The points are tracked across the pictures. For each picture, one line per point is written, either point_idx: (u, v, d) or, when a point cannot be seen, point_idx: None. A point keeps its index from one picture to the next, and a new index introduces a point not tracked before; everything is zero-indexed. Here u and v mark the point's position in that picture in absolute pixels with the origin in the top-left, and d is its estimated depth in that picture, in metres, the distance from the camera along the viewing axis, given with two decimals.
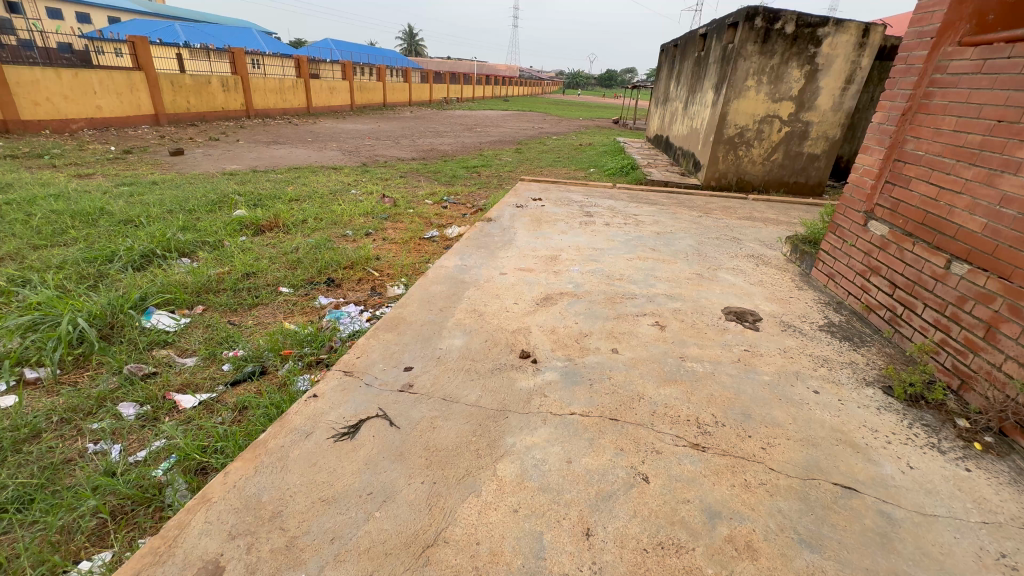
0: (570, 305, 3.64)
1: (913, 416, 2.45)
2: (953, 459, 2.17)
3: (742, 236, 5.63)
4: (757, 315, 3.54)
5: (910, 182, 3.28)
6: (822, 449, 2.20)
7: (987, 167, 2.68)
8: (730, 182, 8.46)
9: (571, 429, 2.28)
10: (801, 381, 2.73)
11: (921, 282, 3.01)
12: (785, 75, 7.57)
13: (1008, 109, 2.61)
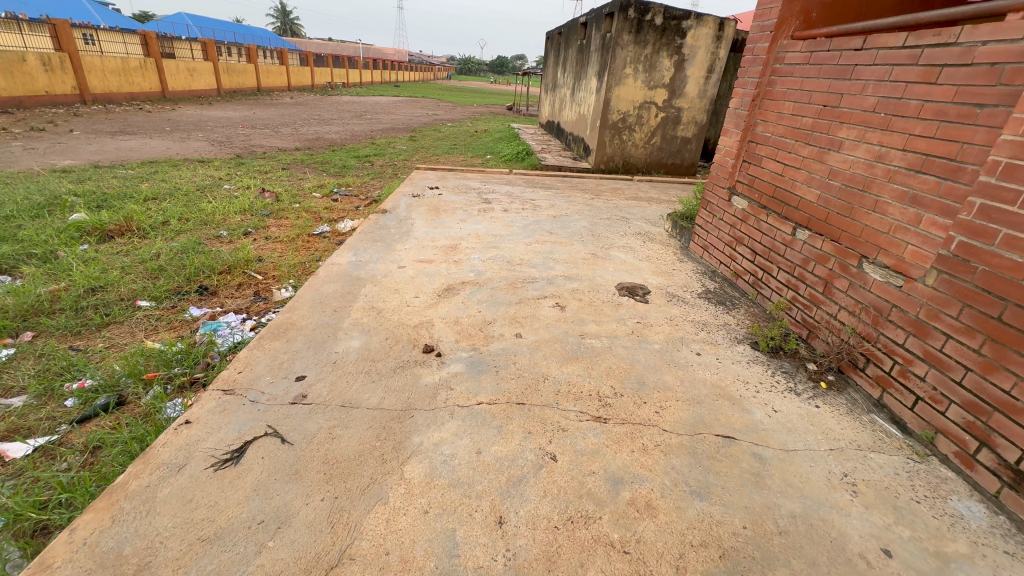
0: (473, 294, 3.61)
1: (774, 365, 2.81)
2: (806, 399, 2.53)
3: (630, 215, 6.03)
4: (646, 288, 3.80)
5: (761, 160, 3.71)
6: (706, 405, 2.44)
7: (818, 146, 3.11)
8: (617, 165, 8.98)
9: (478, 419, 2.26)
10: (685, 345, 3.00)
11: (775, 248, 3.44)
12: (657, 64, 8.16)
13: (830, 95, 3.04)
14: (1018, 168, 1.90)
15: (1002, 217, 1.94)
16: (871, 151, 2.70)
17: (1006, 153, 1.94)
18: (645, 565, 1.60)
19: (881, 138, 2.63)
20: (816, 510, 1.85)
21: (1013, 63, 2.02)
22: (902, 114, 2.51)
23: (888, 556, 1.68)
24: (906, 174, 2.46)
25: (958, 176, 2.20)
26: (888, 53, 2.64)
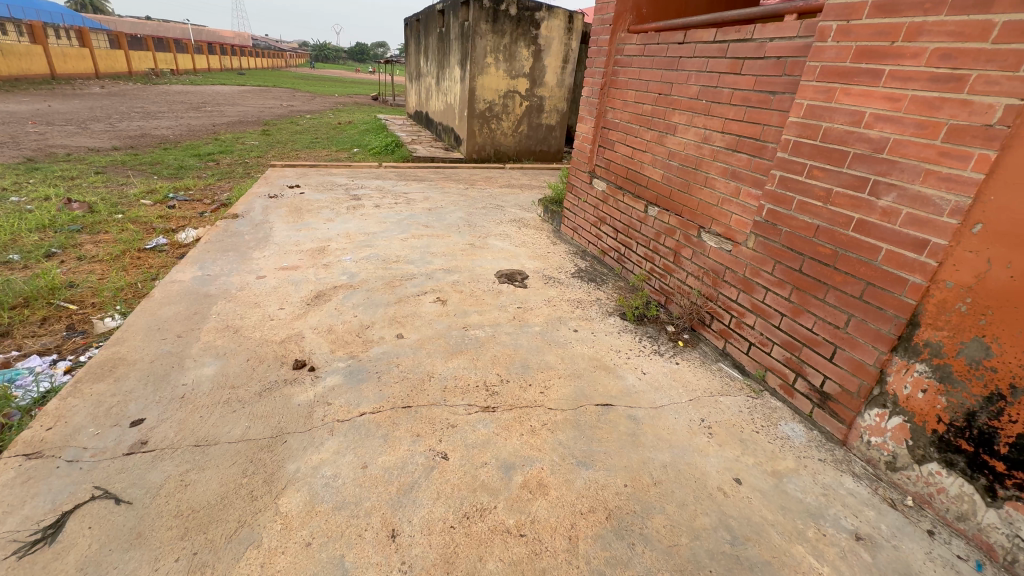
0: (347, 298, 3.37)
1: (641, 332, 3.10)
2: (668, 358, 2.83)
3: (504, 203, 6.14)
4: (524, 273, 3.91)
5: (614, 145, 4.02)
6: (585, 377, 2.60)
7: (658, 130, 3.45)
8: (489, 154, 9.09)
9: (362, 431, 2.13)
10: (563, 324, 3.15)
11: (632, 225, 3.77)
12: (516, 54, 8.38)
13: (663, 84, 3.38)
14: (802, 144, 2.28)
15: (794, 185, 2.33)
16: (698, 134, 3.06)
17: (794, 132, 2.32)
18: (541, 543, 1.65)
19: (705, 121, 3.00)
20: (682, 456, 2.08)
21: (792, 57, 2.41)
22: (718, 100, 2.88)
23: (739, 484, 1.96)
24: (726, 153, 2.84)
25: (763, 152, 2.59)
26: (704, 47, 3.00)
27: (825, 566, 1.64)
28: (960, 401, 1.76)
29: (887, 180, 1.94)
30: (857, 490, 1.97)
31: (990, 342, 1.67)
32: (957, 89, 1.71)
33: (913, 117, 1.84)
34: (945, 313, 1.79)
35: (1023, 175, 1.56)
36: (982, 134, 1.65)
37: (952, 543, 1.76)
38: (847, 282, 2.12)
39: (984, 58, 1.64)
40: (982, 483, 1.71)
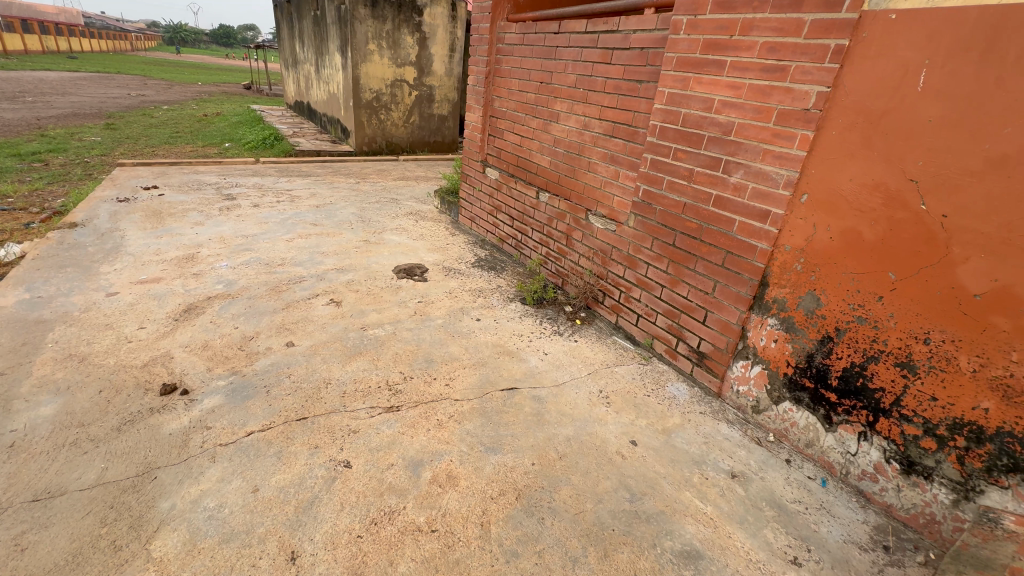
0: (225, 309, 3.04)
1: (541, 315, 3.20)
2: (567, 337, 2.96)
3: (399, 196, 5.94)
4: (423, 267, 3.83)
5: (503, 134, 4.07)
6: (489, 365, 2.62)
7: (542, 118, 3.55)
8: (380, 146, 8.71)
9: (251, 451, 1.94)
10: (466, 314, 3.15)
11: (526, 212, 3.87)
12: (400, 41, 8.08)
13: (544, 73, 3.48)
14: (666, 129, 2.49)
15: (663, 167, 2.55)
16: (579, 121, 3.20)
17: (659, 118, 2.52)
18: (453, 535, 1.65)
19: (584, 109, 3.14)
20: (584, 428, 2.20)
21: (653, 48, 2.61)
22: (594, 89, 3.04)
23: (635, 445, 2.12)
24: (604, 139, 3.00)
25: (635, 137, 2.78)
26: (577, 37, 3.13)
27: (708, 505, 1.85)
28: (802, 346, 2.07)
29: (736, 159, 2.19)
30: (731, 435, 2.23)
31: (820, 294, 1.98)
32: (782, 78, 1.97)
33: (751, 103, 2.09)
34: (786, 273, 2.08)
35: (832, 151, 1.86)
36: (802, 117, 1.93)
37: (804, 467, 2.07)
38: (711, 253, 2.37)
39: (799, 52, 1.90)
40: (822, 413, 2.03)
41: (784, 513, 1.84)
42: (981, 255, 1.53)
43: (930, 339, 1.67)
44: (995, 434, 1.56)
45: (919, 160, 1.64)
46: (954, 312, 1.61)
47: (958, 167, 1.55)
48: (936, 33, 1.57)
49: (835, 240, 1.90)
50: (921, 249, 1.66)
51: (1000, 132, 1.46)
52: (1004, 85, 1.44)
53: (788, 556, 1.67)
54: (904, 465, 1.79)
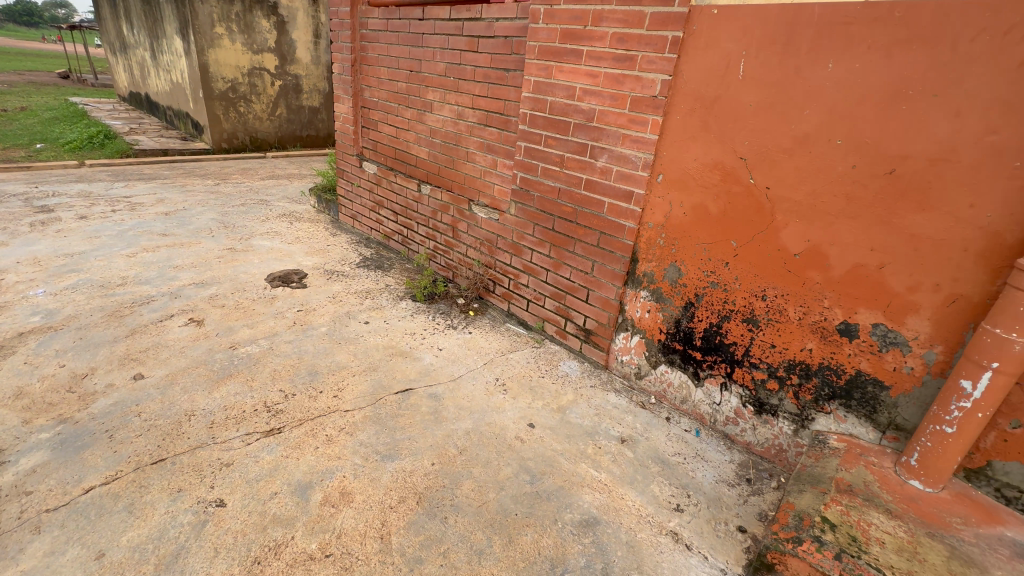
0: (45, 345, 2.51)
1: (433, 310, 3.13)
2: (461, 330, 2.94)
3: (269, 197, 5.40)
4: (301, 272, 3.53)
5: (378, 125, 3.87)
6: (381, 368, 2.51)
7: (416, 108, 3.45)
8: (243, 142, 7.82)
9: (91, 510, 1.63)
10: (353, 318, 2.97)
11: (409, 206, 3.74)
12: (254, 25, 7.28)
13: (413, 61, 3.36)
14: (536, 117, 2.55)
15: (536, 154, 2.61)
16: (453, 111, 3.15)
17: (528, 106, 2.58)
18: (350, 555, 1.55)
19: (457, 98, 3.10)
20: (482, 419, 2.20)
21: (516, 37, 2.63)
22: (464, 77, 3.00)
23: (532, 427, 2.18)
24: (479, 128, 2.99)
25: (508, 126, 2.80)
26: (442, 25, 3.07)
27: (602, 472, 1.96)
28: (670, 313, 2.27)
29: (600, 145, 2.32)
30: (618, 403, 2.39)
31: (680, 265, 2.18)
32: (631, 67, 2.11)
33: (608, 91, 2.21)
34: (652, 248, 2.26)
35: (678, 135, 2.05)
36: (651, 103, 2.09)
37: (681, 422, 2.29)
38: (587, 234, 2.50)
39: (644, 42, 2.05)
40: (691, 371, 2.26)
41: (667, 467, 2.02)
42: (797, 220, 1.79)
43: (767, 295, 1.93)
44: (818, 369, 1.86)
45: (746, 140, 1.86)
46: (781, 270, 1.87)
47: (774, 146, 1.79)
48: (748, 28, 1.78)
49: (687, 215, 2.10)
50: (753, 218, 1.91)
51: (802, 114, 1.70)
52: (801, 74, 1.68)
53: (672, 505, 1.84)
54: (757, 406, 2.06)
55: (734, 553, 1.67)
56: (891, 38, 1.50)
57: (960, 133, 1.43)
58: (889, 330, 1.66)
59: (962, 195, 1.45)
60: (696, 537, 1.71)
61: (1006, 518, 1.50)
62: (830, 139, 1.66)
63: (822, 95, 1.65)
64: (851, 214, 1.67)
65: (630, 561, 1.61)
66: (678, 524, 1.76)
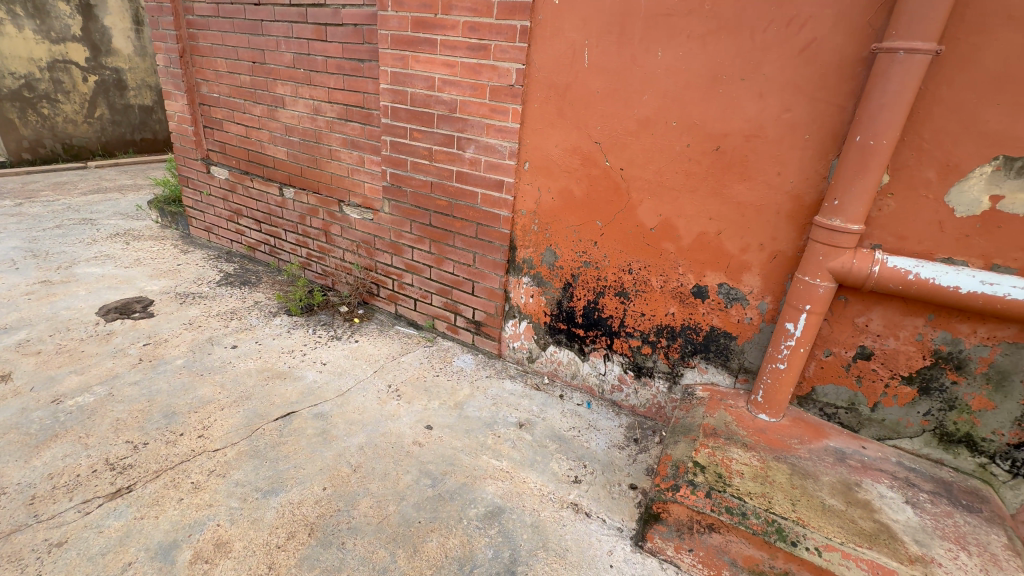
0: None
1: (313, 322, 2.90)
2: (347, 339, 2.76)
3: (95, 214, 4.54)
4: (145, 299, 3.03)
5: (224, 125, 3.45)
6: (256, 396, 2.25)
7: (265, 103, 3.12)
8: (53, 150, 6.47)
9: None
10: (217, 344, 2.63)
11: (272, 212, 3.40)
12: (48, 8, 5.99)
13: (255, 52, 3.03)
14: (398, 109, 2.45)
15: (404, 148, 2.52)
16: (308, 105, 2.91)
17: (388, 98, 2.46)
18: None
19: (310, 92, 2.86)
20: (376, 430, 2.10)
21: (366, 25, 2.49)
22: (316, 69, 2.78)
23: (430, 429, 2.13)
24: (340, 123, 2.80)
25: (371, 120, 2.66)
26: (283, 11, 2.79)
27: (503, 460, 1.99)
28: (552, 295, 2.36)
29: (465, 135, 2.29)
30: (514, 389, 2.43)
31: (555, 248, 2.26)
32: (486, 57, 2.11)
33: (466, 81, 2.19)
34: (528, 234, 2.31)
35: (538, 122, 2.10)
36: (509, 92, 2.11)
37: (573, 397, 2.40)
38: (464, 227, 2.48)
39: (495, 31, 2.06)
40: (577, 347, 2.38)
41: (564, 442, 2.11)
42: (649, 197, 1.95)
43: (632, 268, 2.09)
44: (681, 329, 2.06)
45: (598, 125, 1.97)
46: (641, 244, 2.03)
47: (622, 129, 1.92)
48: (588, 18, 1.87)
49: (556, 200, 2.18)
50: (613, 197, 2.04)
51: (642, 99, 1.84)
52: (637, 62, 1.82)
53: (571, 478, 1.92)
54: (636, 371, 2.24)
55: (629, 510, 1.80)
56: (704, 28, 1.67)
57: (765, 112, 1.65)
58: (731, 288, 1.90)
59: (772, 165, 1.69)
60: (594, 504, 1.81)
61: (828, 432, 1.81)
62: (668, 121, 1.82)
63: (657, 81, 1.80)
64: (691, 188, 1.85)
65: (536, 542, 1.65)
66: (577, 495, 1.85)
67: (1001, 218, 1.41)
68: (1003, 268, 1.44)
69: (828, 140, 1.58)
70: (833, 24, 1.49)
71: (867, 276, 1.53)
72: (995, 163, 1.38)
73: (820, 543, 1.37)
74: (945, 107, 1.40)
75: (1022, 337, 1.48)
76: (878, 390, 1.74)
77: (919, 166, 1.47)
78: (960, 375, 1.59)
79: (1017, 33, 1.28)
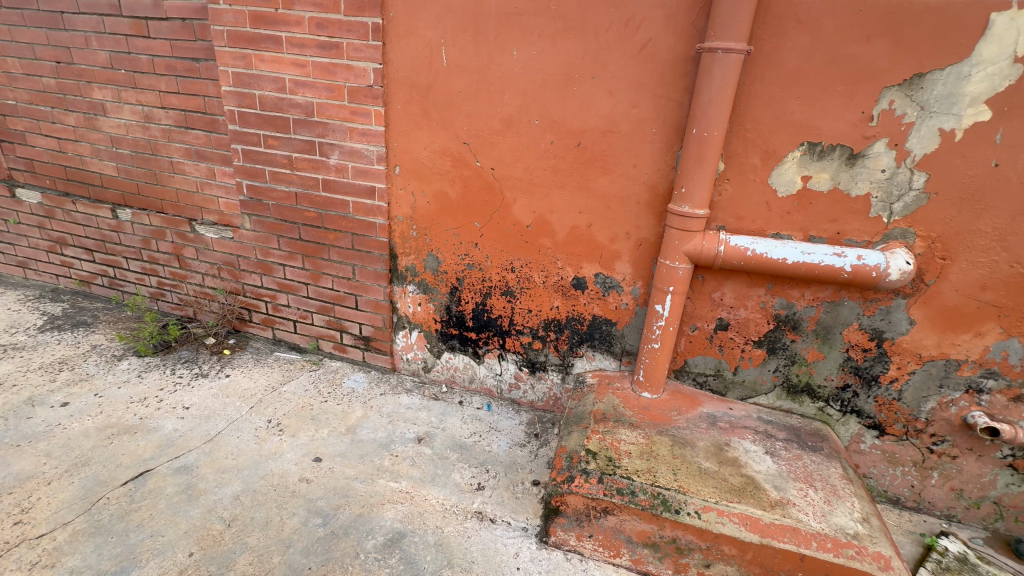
0: None
1: (170, 362, 2.52)
2: (215, 376, 2.44)
3: None
4: None
5: (27, 138, 2.85)
6: (96, 459, 1.90)
7: (80, 111, 2.63)
8: None
9: None
10: (39, 405, 2.16)
11: (107, 238, 2.90)
12: None
13: (57, 50, 2.54)
14: (247, 114, 2.20)
15: (259, 157, 2.27)
16: (136, 112, 2.50)
17: (233, 102, 2.20)
18: None
19: (137, 97, 2.46)
20: (255, 474, 1.87)
21: (196, 20, 2.19)
22: (140, 70, 2.40)
23: (318, 461, 1.95)
24: (179, 132, 2.45)
25: (216, 126, 2.36)
26: (89, 2, 2.37)
27: (403, 481, 1.89)
28: (439, 301, 2.29)
29: (327, 140, 2.13)
30: (411, 403, 2.33)
31: (437, 253, 2.20)
32: (339, 55, 1.97)
33: (321, 82, 2.03)
34: (407, 241, 2.22)
35: (403, 124, 2.02)
36: (369, 93, 1.99)
37: (473, 401, 2.37)
38: (339, 238, 2.31)
39: (345, 29, 1.93)
40: (471, 351, 2.34)
41: (465, 450, 2.06)
42: (522, 195, 1.97)
43: (514, 267, 2.10)
44: (567, 321, 2.12)
45: (465, 126, 1.94)
46: (520, 242, 2.05)
47: (488, 129, 1.91)
48: (440, 15, 1.82)
49: (432, 203, 2.12)
50: (487, 197, 2.02)
51: (503, 98, 1.85)
52: (494, 60, 1.81)
53: (473, 486, 1.88)
54: (530, 366, 2.26)
55: (532, 507, 1.81)
56: (553, 28, 1.71)
57: (616, 109, 1.73)
58: (606, 277, 1.98)
59: (628, 159, 1.78)
60: (498, 508, 1.79)
61: (701, 399, 1.97)
62: (530, 119, 1.84)
63: (515, 80, 1.81)
64: (559, 184, 1.90)
65: (440, 561, 1.59)
66: (481, 503, 1.82)
67: (811, 196, 1.63)
68: (817, 238, 1.67)
69: (672, 132, 1.70)
70: (663, 25, 1.60)
71: (715, 256, 1.69)
72: (801, 148, 1.58)
73: (699, 506, 1.49)
74: (760, 101, 1.57)
75: (837, 296, 1.72)
76: (738, 356, 1.93)
77: (747, 154, 1.64)
78: (797, 334, 1.82)
79: (806, 35, 1.47)
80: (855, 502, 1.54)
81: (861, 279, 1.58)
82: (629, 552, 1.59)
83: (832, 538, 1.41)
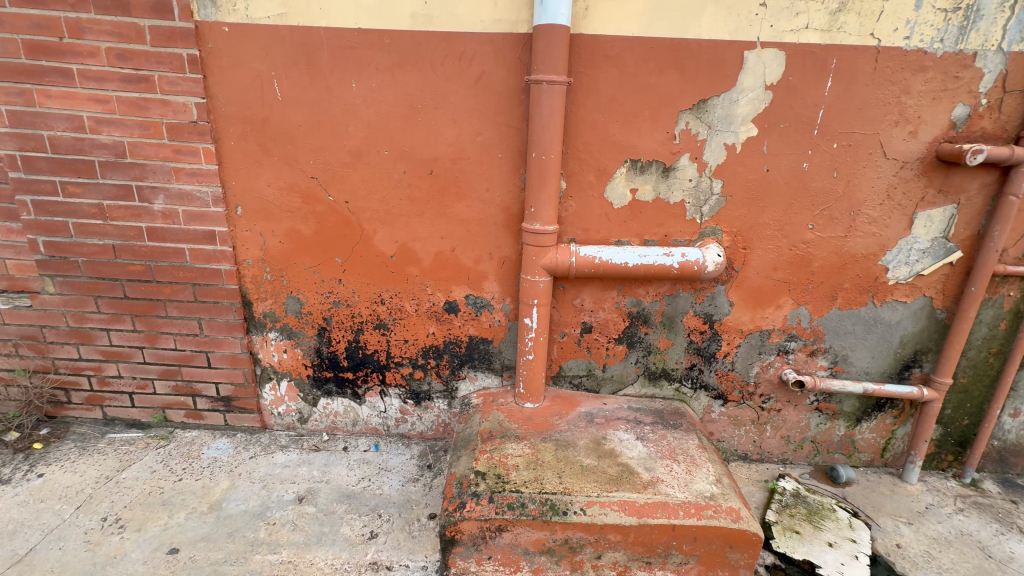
0: None
1: None
2: (22, 478, 1.97)
3: None
4: None
5: None
6: None
7: None
8: None
9: None
10: None
11: None
12: None
13: None
14: (33, 159, 1.85)
15: (57, 208, 1.92)
16: None
17: (11, 145, 1.83)
18: None
19: None
20: None
21: None
22: None
23: (174, 553, 1.68)
24: None
25: None
26: None
27: (283, 550, 1.71)
28: (307, 345, 2.14)
29: (147, 183, 1.88)
30: (287, 460, 2.12)
31: (297, 294, 2.05)
32: (150, 90, 1.76)
33: (131, 119, 1.79)
34: (261, 285, 2.04)
35: (240, 161, 1.86)
36: (194, 130, 1.81)
37: (359, 444, 2.24)
38: (176, 291, 2.03)
39: (154, 60, 1.73)
40: (350, 392, 2.22)
41: (353, 499, 1.93)
42: (382, 226, 1.94)
43: (384, 299, 2.05)
44: (445, 346, 2.12)
45: (310, 160, 1.85)
46: (386, 273, 2.01)
47: (337, 162, 1.85)
48: (268, 48, 1.73)
49: (284, 243, 1.98)
50: (345, 231, 1.95)
51: (347, 130, 1.81)
52: (333, 93, 1.77)
53: (366, 536, 1.77)
54: (415, 397, 2.21)
55: (431, 543, 1.76)
56: (389, 61, 1.72)
57: (462, 137, 1.80)
58: (476, 297, 2.03)
59: (480, 183, 1.86)
60: (394, 553, 1.71)
61: (579, 399, 2.11)
62: (379, 150, 1.83)
63: (357, 112, 1.78)
64: (417, 212, 1.91)
65: None
66: (375, 552, 1.71)
67: (639, 205, 1.85)
68: (650, 241, 1.90)
69: (516, 156, 1.81)
70: (493, 58, 1.71)
71: (569, 266, 1.83)
72: (626, 165, 1.80)
73: (583, 503, 1.58)
74: (586, 125, 1.76)
75: (674, 289, 1.97)
76: (604, 354, 2.10)
77: (583, 172, 1.82)
78: (649, 327, 2.04)
79: (614, 68, 1.69)
80: (709, 467, 1.76)
81: (687, 273, 1.83)
82: (528, 564, 1.63)
83: (694, 504, 1.59)
